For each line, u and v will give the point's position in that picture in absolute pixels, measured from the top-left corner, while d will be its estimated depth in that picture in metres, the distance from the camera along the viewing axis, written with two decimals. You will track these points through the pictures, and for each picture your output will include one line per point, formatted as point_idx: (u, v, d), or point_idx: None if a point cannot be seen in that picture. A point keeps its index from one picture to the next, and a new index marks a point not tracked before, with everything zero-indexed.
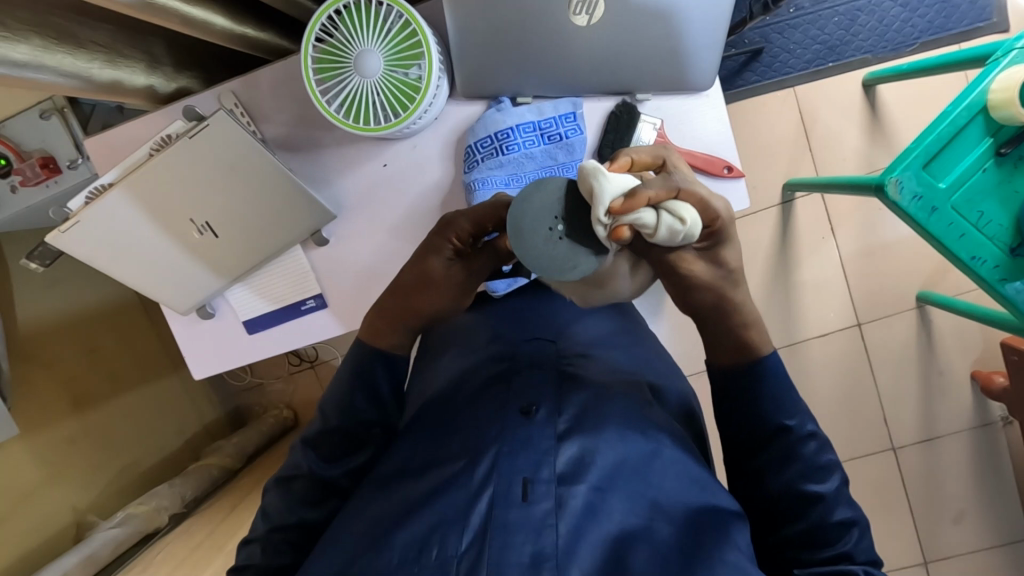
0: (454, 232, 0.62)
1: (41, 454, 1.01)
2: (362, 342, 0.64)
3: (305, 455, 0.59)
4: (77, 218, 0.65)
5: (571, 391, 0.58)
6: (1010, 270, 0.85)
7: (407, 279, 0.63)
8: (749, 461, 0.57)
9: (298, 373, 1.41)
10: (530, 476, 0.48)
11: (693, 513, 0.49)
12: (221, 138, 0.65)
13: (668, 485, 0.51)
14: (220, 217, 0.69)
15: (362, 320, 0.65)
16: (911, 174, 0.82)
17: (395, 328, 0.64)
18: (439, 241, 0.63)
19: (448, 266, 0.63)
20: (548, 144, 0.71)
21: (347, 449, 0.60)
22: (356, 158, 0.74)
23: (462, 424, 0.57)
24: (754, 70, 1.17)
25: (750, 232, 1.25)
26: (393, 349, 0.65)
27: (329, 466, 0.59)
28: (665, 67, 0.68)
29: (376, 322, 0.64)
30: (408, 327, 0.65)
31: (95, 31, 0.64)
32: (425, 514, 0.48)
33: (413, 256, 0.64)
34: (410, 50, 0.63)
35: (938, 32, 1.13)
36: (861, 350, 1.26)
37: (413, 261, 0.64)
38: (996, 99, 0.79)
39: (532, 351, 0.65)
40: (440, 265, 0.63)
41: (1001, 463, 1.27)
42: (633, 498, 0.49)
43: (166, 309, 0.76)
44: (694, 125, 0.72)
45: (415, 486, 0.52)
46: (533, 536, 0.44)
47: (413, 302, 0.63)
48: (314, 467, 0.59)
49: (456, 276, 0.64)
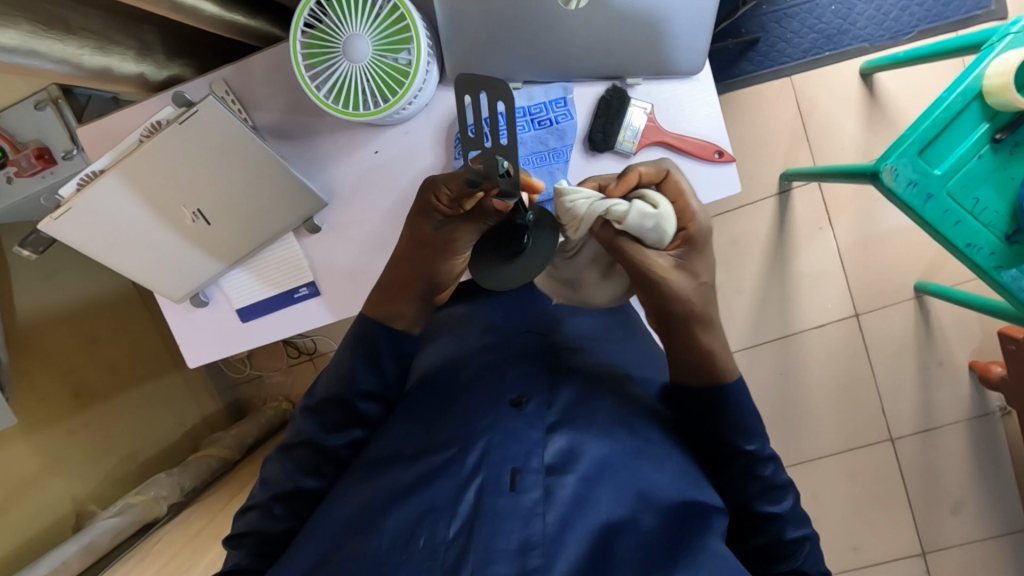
0: (436, 192, 0.60)
1: (41, 444, 1.02)
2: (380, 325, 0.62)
3: (308, 456, 0.58)
4: (69, 204, 0.65)
5: (560, 384, 0.58)
6: (1006, 257, 0.84)
7: (402, 247, 0.63)
8: (742, 469, 0.55)
9: (297, 365, 1.41)
10: (520, 466, 0.48)
11: (680, 503, 0.49)
12: (211, 124, 0.65)
13: (657, 477, 0.51)
14: (212, 204, 0.70)
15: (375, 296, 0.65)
16: (906, 161, 0.82)
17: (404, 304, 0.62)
18: (427, 208, 0.61)
19: (437, 232, 0.61)
20: (538, 130, 0.71)
21: (350, 420, 0.60)
22: (349, 145, 0.74)
23: (452, 412, 0.57)
24: (751, 60, 1.17)
25: (748, 222, 1.24)
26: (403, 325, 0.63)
27: (330, 435, 0.59)
28: (655, 50, 0.67)
29: (386, 296, 0.63)
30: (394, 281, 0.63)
31: (86, 17, 0.63)
32: (414, 500, 0.48)
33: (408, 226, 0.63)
34: (399, 35, 0.62)
35: (937, 19, 1.12)
36: (858, 340, 1.26)
37: (407, 231, 0.63)
38: (991, 85, 0.79)
39: (521, 343, 0.66)
40: (431, 232, 0.61)
41: (1000, 452, 1.27)
42: (622, 488, 0.49)
43: (161, 297, 0.76)
44: (684, 110, 0.71)
45: (402, 472, 0.52)
46: (521, 525, 0.44)
47: (406, 271, 0.62)
48: (314, 430, 0.59)
49: (445, 241, 0.60)
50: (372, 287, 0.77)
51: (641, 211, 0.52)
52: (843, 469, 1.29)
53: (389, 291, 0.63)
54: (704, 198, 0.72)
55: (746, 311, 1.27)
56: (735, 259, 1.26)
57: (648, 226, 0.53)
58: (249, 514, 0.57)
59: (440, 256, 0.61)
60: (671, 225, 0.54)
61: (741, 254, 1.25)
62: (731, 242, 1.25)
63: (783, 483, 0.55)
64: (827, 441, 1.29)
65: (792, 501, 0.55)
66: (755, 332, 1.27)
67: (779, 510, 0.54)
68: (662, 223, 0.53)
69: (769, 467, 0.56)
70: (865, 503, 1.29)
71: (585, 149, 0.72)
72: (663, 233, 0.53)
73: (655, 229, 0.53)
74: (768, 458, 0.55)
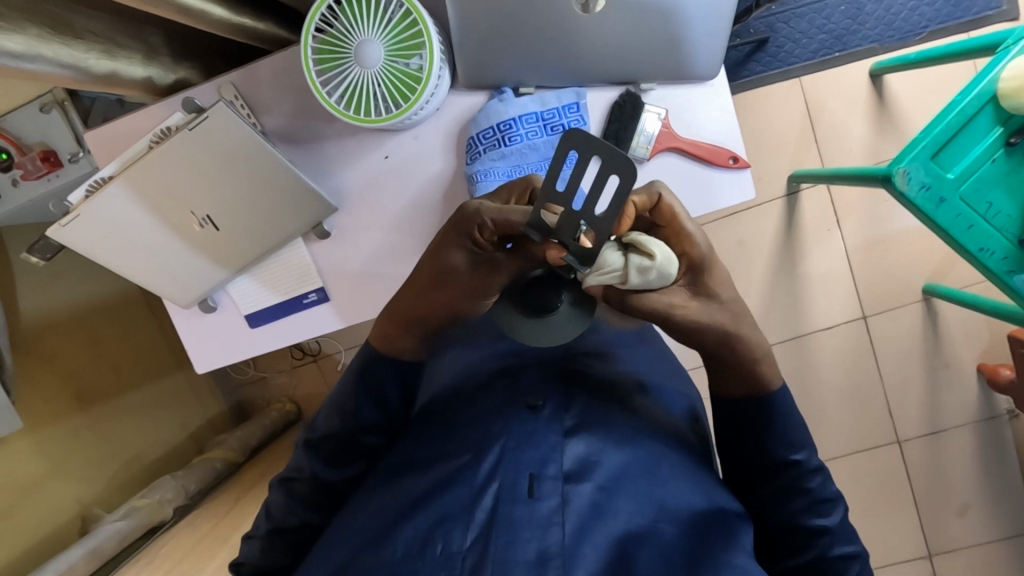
0: (478, 224, 0.53)
1: (45, 447, 1.01)
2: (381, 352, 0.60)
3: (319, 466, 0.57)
4: (78, 210, 0.64)
5: (572, 391, 0.57)
6: (1017, 261, 0.84)
7: (421, 276, 0.57)
8: (792, 479, 0.55)
9: (301, 367, 1.41)
10: (536, 473, 0.47)
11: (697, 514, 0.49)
12: (220, 131, 0.64)
13: (674, 487, 0.50)
14: (221, 210, 0.69)
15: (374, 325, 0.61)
16: (919, 164, 0.81)
17: (413, 339, 0.60)
18: (461, 238, 0.54)
19: (466, 266, 0.55)
20: (551, 135, 0.70)
21: (348, 453, 0.60)
22: (359, 150, 0.74)
23: (465, 421, 0.56)
24: (760, 60, 1.16)
25: (755, 223, 1.24)
26: (406, 355, 0.61)
27: (328, 467, 0.59)
28: (670, 55, 0.66)
29: (394, 328, 0.59)
30: (404, 314, 0.58)
31: (92, 21, 0.63)
32: (430, 507, 0.47)
33: (429, 252, 0.57)
34: (411, 40, 0.61)
35: (947, 20, 1.12)
36: (866, 342, 1.26)
37: (429, 257, 0.57)
38: (1007, 87, 0.78)
39: (538, 349, 0.63)
40: (459, 264, 0.55)
41: (1008, 454, 1.26)
42: (640, 499, 0.48)
43: (169, 303, 0.75)
44: (699, 115, 0.70)
45: (415, 480, 0.51)
46: (539, 534, 0.43)
47: (422, 305, 0.57)
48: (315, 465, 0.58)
49: (477, 280, 0.55)
50: (380, 293, 0.76)
51: (641, 266, 0.47)
52: (850, 471, 1.28)
53: (401, 325, 0.59)
54: (718, 204, 0.72)
55: (753, 313, 1.26)
56: (743, 260, 1.25)
57: (650, 278, 0.48)
58: (249, 544, 0.60)
59: (467, 293, 0.56)
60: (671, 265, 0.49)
61: (748, 256, 1.25)
62: (739, 244, 1.24)
63: (831, 496, 0.56)
64: (835, 443, 1.28)
65: (841, 514, 0.56)
66: (763, 334, 1.27)
67: (830, 523, 0.54)
68: (663, 270, 0.48)
69: (815, 480, 0.56)
70: (871, 505, 1.28)
71: None
72: (663, 276, 0.49)
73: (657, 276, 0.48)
74: (815, 469, 0.56)
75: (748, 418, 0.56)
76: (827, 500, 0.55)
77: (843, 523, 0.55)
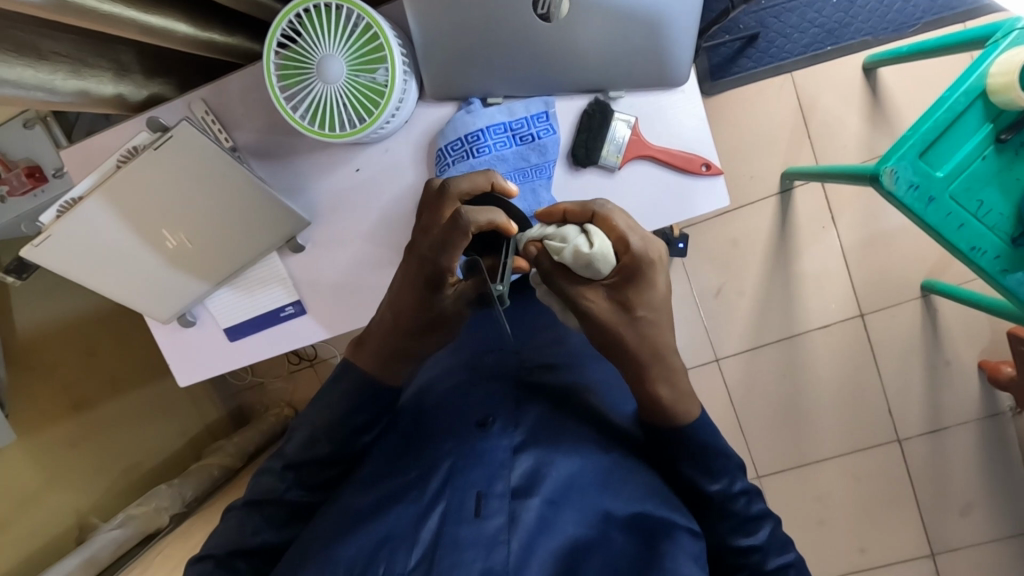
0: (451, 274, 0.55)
1: (39, 459, 1.03)
2: (371, 377, 0.58)
3: (282, 482, 0.57)
4: (49, 231, 0.64)
5: (528, 403, 0.57)
6: (1011, 260, 0.82)
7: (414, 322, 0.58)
8: (714, 509, 0.54)
9: (297, 372, 1.40)
10: (484, 490, 0.47)
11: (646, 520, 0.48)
12: (185, 149, 0.64)
13: (624, 496, 0.49)
14: (192, 227, 0.69)
15: (365, 354, 0.59)
16: (907, 164, 0.79)
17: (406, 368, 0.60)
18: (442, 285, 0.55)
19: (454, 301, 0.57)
20: (520, 145, 0.69)
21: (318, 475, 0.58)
22: (330, 163, 0.73)
23: (428, 434, 0.55)
24: (750, 56, 1.14)
25: (748, 222, 1.22)
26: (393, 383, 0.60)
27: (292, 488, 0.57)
28: (639, 64, 0.65)
29: (389, 361, 0.59)
30: (396, 352, 0.59)
31: (58, 42, 0.63)
32: (373, 526, 0.47)
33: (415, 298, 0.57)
34: (373, 54, 0.61)
35: (942, 11, 1.09)
36: (863, 340, 1.24)
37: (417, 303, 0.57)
38: (995, 83, 0.76)
39: (496, 361, 0.64)
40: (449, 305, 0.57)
41: (1011, 452, 1.24)
42: (585, 509, 0.47)
43: (148, 319, 0.75)
44: (670, 122, 0.69)
45: (364, 497, 0.51)
46: (484, 554, 0.43)
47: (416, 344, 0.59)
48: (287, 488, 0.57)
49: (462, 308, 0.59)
50: (356, 304, 0.76)
51: (575, 250, 0.51)
52: (849, 471, 1.27)
53: (394, 359, 0.59)
54: (692, 212, 0.71)
55: (747, 313, 1.25)
56: (736, 260, 1.23)
57: (581, 262, 0.51)
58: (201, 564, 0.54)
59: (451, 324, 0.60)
60: (607, 259, 0.52)
61: (741, 256, 1.23)
62: (732, 243, 1.23)
63: (758, 513, 0.54)
64: (833, 442, 1.27)
65: (771, 528, 0.54)
66: (757, 333, 1.25)
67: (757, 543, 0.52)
68: (596, 262, 0.51)
69: (740, 500, 0.54)
70: (872, 504, 1.26)
71: (569, 164, 0.70)
72: (597, 269, 0.52)
73: (590, 266, 0.51)
74: (738, 492, 0.54)
75: (674, 439, 0.55)
76: (752, 518, 0.53)
77: (775, 536, 0.54)
